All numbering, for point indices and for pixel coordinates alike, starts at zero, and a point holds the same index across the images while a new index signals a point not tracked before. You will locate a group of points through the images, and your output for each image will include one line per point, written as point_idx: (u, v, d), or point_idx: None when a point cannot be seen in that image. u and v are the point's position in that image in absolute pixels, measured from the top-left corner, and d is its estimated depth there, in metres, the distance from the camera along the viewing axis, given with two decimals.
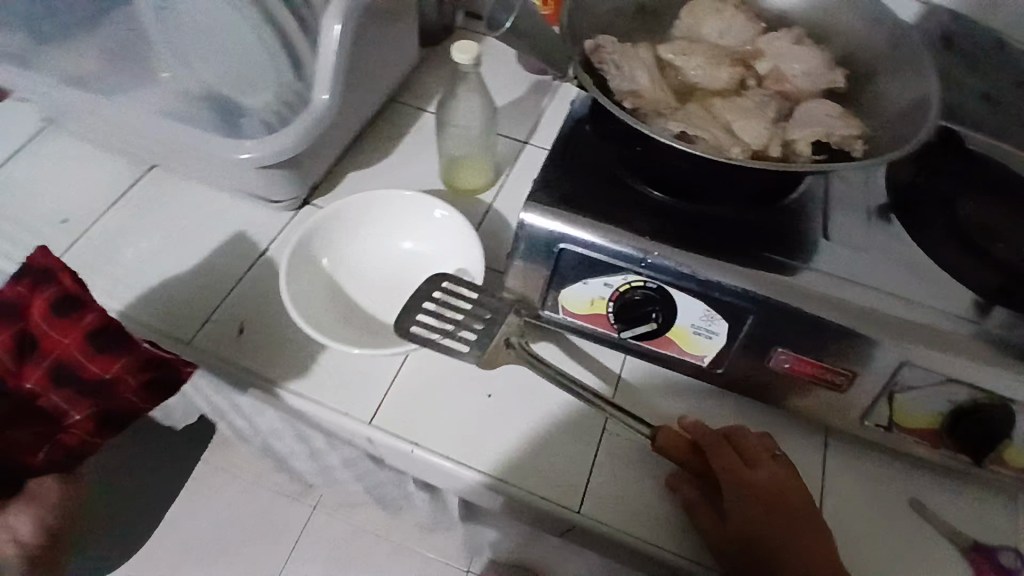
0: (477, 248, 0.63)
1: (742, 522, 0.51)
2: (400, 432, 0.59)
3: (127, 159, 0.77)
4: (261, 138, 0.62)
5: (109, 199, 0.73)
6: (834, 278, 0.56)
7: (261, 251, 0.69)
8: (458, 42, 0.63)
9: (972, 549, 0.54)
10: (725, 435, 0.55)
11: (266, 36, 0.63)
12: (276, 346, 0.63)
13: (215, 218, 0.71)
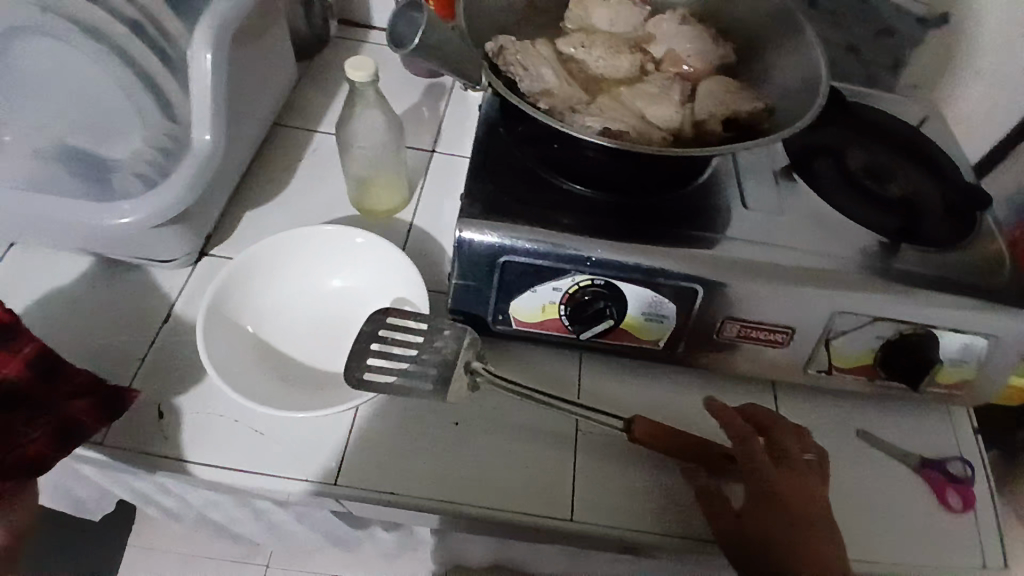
0: (414, 272, 0.59)
1: (757, 518, 0.53)
2: (370, 485, 0.56)
3: None
4: (141, 196, 0.54)
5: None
6: (759, 245, 0.59)
7: (164, 319, 0.62)
8: (353, 58, 0.58)
9: (922, 465, 0.62)
10: (760, 429, 0.58)
11: (126, 83, 0.57)
12: (208, 425, 0.57)
13: (100, 291, 0.63)
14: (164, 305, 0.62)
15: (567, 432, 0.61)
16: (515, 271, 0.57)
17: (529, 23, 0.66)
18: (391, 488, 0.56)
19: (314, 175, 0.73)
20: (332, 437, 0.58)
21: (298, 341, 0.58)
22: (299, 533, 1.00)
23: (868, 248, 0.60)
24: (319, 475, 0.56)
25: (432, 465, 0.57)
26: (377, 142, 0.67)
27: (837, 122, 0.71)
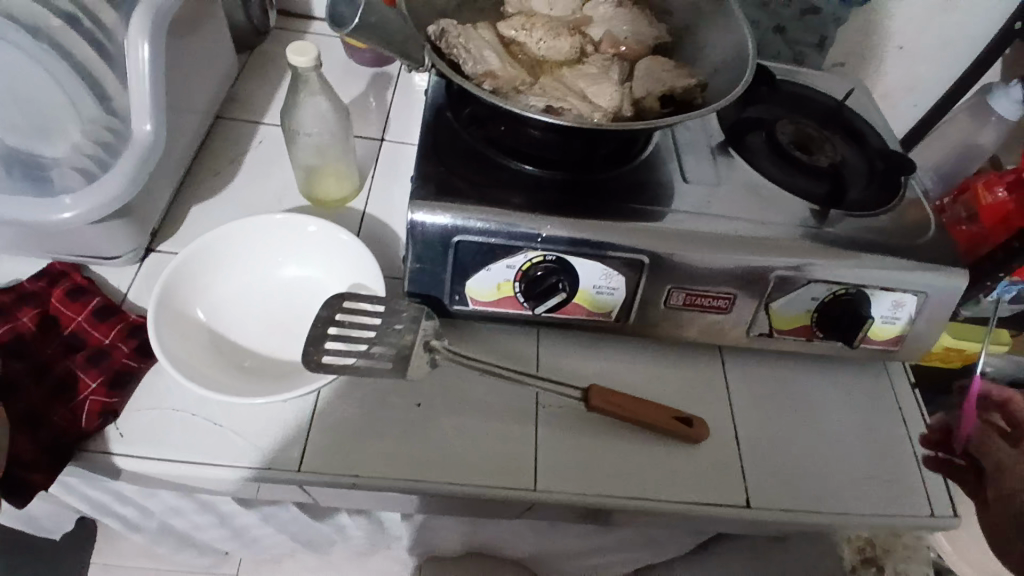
0: (368, 257, 0.59)
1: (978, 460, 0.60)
2: (336, 469, 0.56)
3: None
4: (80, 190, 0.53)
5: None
6: (703, 217, 0.62)
7: None
8: (292, 43, 0.57)
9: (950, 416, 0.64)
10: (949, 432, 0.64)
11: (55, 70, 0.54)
12: (163, 420, 0.55)
13: None
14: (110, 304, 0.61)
15: (527, 406, 0.62)
16: (469, 251, 0.58)
17: (468, 6, 0.66)
18: (356, 471, 0.56)
19: (261, 166, 0.72)
20: (293, 426, 0.57)
21: (253, 332, 0.58)
22: (267, 534, 0.99)
23: (800, 216, 0.64)
24: (284, 462, 0.56)
25: (397, 446, 0.58)
26: (323, 131, 0.66)
27: (766, 98, 0.75)
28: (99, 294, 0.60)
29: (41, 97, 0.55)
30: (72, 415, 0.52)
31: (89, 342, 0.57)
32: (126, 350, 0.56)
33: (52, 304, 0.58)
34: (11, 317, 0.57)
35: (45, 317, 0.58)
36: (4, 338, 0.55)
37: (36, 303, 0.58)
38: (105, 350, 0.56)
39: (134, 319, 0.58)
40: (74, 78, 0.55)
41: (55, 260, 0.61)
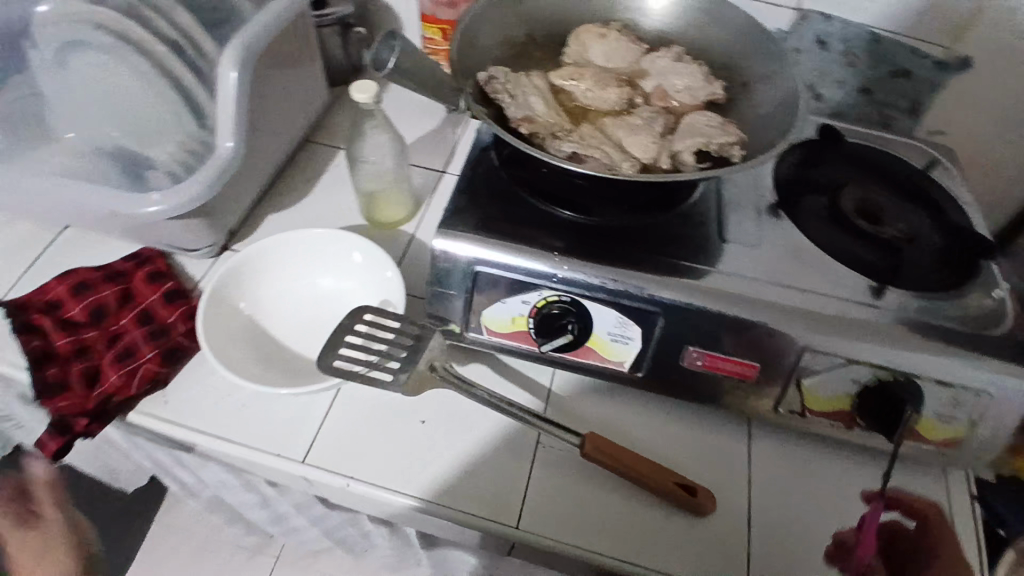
0: (396, 277, 0.64)
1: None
2: (334, 469, 0.59)
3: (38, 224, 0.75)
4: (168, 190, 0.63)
5: (16, 263, 0.72)
6: (734, 277, 0.60)
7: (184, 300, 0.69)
8: (357, 82, 0.64)
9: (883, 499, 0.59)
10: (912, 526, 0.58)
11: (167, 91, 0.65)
12: (201, 396, 0.62)
13: None
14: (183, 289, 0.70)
15: (528, 441, 0.62)
16: (487, 282, 0.61)
17: (527, 56, 0.70)
18: (352, 472, 0.59)
19: (332, 186, 0.80)
20: (306, 419, 0.62)
21: (291, 330, 0.64)
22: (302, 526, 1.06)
23: (848, 288, 0.60)
24: (290, 454, 0.60)
25: (395, 455, 0.60)
26: (383, 161, 0.73)
27: (832, 161, 0.71)
28: (172, 279, 0.69)
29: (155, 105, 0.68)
30: (128, 378, 0.61)
31: (155, 317, 0.65)
32: (182, 329, 0.64)
33: (133, 283, 0.68)
34: (101, 290, 0.67)
35: (126, 293, 0.68)
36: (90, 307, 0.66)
37: (122, 280, 0.68)
38: (166, 327, 0.64)
39: (195, 304, 0.66)
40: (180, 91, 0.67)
41: (145, 246, 0.72)
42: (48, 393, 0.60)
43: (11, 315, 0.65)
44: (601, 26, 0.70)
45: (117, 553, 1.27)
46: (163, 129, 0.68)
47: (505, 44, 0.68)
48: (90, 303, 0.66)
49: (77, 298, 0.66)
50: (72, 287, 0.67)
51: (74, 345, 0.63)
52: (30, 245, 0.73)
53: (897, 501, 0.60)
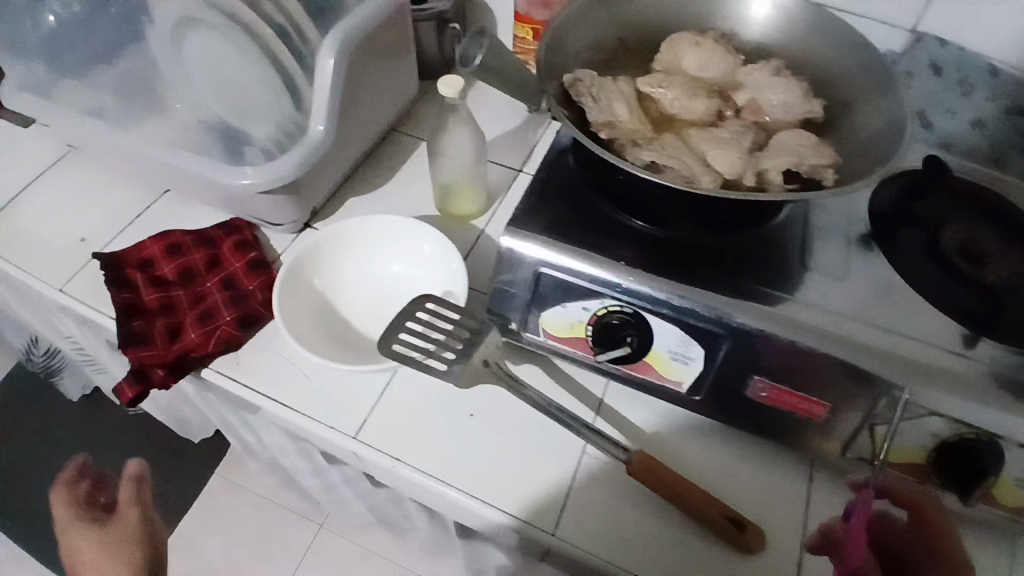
0: (462, 270, 0.65)
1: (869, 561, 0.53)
2: (383, 449, 0.61)
3: (143, 186, 0.82)
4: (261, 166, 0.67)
5: (124, 220, 0.79)
6: (811, 308, 0.56)
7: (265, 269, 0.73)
8: (444, 76, 0.65)
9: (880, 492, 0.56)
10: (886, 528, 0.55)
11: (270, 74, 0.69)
12: (269, 362, 0.66)
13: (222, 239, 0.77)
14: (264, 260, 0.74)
15: (575, 448, 0.61)
16: (549, 284, 0.60)
17: (616, 61, 0.69)
18: (401, 455, 0.61)
19: (411, 176, 0.82)
20: (364, 398, 0.64)
21: (357, 311, 0.67)
22: (347, 498, 1.10)
23: (940, 334, 0.55)
24: (343, 428, 0.62)
25: (444, 444, 0.61)
26: (461, 154, 0.74)
27: (935, 194, 0.65)
28: (256, 250, 0.73)
29: (254, 87, 0.72)
30: (207, 338, 0.65)
31: (237, 285, 0.70)
32: (260, 298, 0.68)
33: (221, 249, 0.73)
34: (192, 253, 0.72)
35: (214, 258, 0.72)
36: (181, 268, 0.70)
37: (211, 246, 0.73)
38: (246, 295, 0.68)
39: (274, 276, 0.70)
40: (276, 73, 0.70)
41: (235, 216, 0.76)
42: (133, 342, 0.64)
43: (107, 266, 0.70)
44: (696, 34, 0.68)
45: (182, 495, 1.38)
46: (261, 108, 0.72)
47: (595, 48, 0.68)
48: (181, 265, 0.71)
49: (169, 258, 0.71)
50: (166, 247, 0.72)
51: (162, 301, 0.68)
52: (137, 206, 0.80)
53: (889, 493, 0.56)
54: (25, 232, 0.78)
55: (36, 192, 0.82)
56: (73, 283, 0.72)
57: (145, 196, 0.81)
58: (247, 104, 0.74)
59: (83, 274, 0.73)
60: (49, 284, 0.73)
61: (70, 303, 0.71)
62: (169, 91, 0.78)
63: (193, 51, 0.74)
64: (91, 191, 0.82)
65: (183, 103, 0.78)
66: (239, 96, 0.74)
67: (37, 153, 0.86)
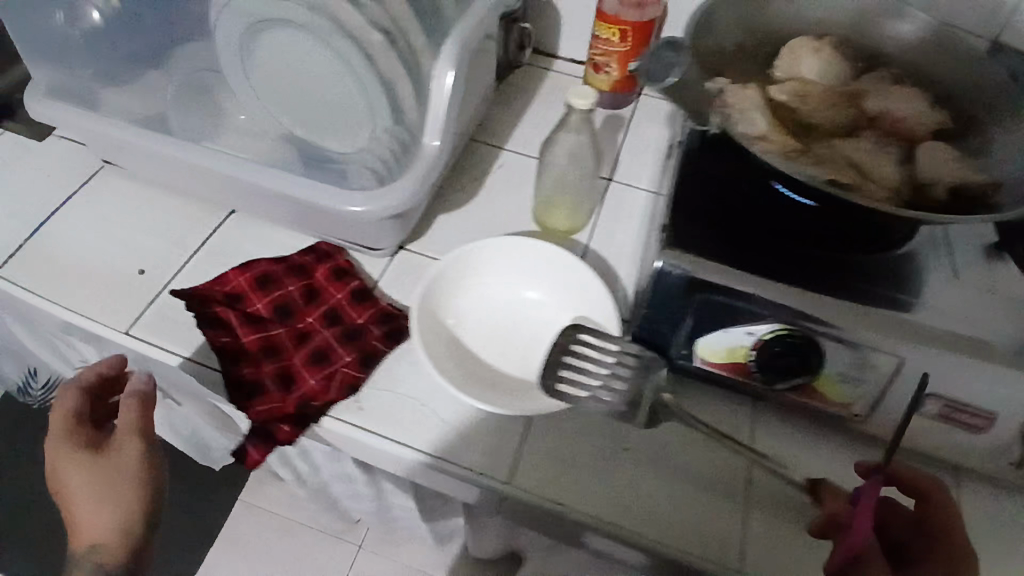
0: (604, 297, 0.62)
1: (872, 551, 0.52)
2: (543, 492, 0.57)
3: (202, 205, 0.73)
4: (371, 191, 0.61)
5: (188, 245, 0.69)
6: (974, 322, 0.56)
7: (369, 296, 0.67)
8: (575, 87, 0.60)
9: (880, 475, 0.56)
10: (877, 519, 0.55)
11: (366, 81, 0.61)
12: (398, 405, 0.60)
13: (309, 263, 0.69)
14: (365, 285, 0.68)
15: (734, 479, 0.59)
16: (711, 310, 0.56)
17: (739, 67, 0.67)
18: (561, 499, 0.57)
19: (500, 188, 0.77)
20: (507, 439, 0.59)
21: (490, 343, 0.62)
22: (404, 521, 1.05)
23: None
24: (496, 473, 0.58)
25: (604, 484, 0.58)
26: (568, 166, 0.70)
27: None
28: (356, 278, 0.66)
29: (345, 102, 0.64)
30: (329, 382, 0.59)
31: (346, 319, 0.63)
32: (376, 333, 0.62)
33: (316, 279, 0.66)
34: (286, 285, 0.64)
35: (310, 289, 0.65)
36: (278, 302, 0.63)
37: (304, 276, 0.66)
38: (361, 330, 0.62)
39: (385, 306, 0.64)
40: (373, 89, 0.61)
41: (322, 240, 0.69)
42: (247, 394, 0.57)
43: (193, 305, 0.62)
44: (813, 40, 0.67)
45: (203, 526, 1.28)
46: (350, 119, 0.64)
47: (716, 56, 0.65)
48: (277, 299, 0.63)
49: (261, 292, 0.64)
50: (254, 280, 0.64)
51: (263, 343, 0.61)
52: (197, 230, 0.71)
53: (898, 479, 0.56)
54: (67, 265, 0.67)
55: (69, 215, 0.71)
56: (142, 324, 0.63)
57: (205, 219, 0.72)
58: (329, 114, 0.65)
59: (152, 312, 0.64)
60: (112, 326, 0.63)
61: (145, 348, 0.61)
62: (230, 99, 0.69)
63: (268, 61, 0.64)
64: (138, 213, 0.72)
65: (251, 116, 0.69)
66: (320, 106, 0.66)
67: (66, 169, 0.75)
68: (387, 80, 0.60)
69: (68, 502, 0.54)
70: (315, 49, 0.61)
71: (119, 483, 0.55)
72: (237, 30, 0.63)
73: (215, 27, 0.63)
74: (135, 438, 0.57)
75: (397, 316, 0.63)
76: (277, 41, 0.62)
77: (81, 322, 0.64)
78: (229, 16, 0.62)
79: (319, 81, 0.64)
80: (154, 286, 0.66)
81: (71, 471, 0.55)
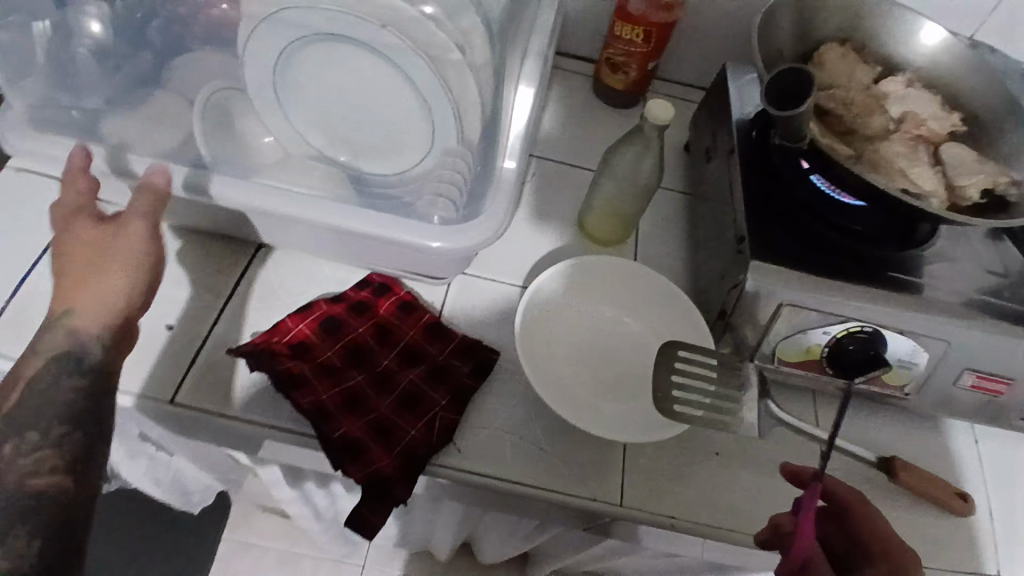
0: (684, 309, 0.64)
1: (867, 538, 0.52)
2: (654, 508, 0.56)
3: (220, 240, 0.64)
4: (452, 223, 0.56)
5: (214, 289, 0.61)
6: (1010, 306, 0.61)
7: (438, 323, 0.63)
8: (657, 104, 0.60)
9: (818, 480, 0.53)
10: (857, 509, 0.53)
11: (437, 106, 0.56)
12: (495, 441, 0.56)
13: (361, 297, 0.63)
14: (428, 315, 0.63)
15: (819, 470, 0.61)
16: (791, 316, 0.58)
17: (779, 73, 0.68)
18: (673, 513, 0.56)
19: (537, 197, 0.74)
20: (612, 462, 0.57)
21: (577, 366, 0.61)
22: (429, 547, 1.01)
23: None
24: (604, 496, 0.56)
25: (709, 492, 0.58)
26: (611, 173, 0.67)
27: None
28: (424, 310, 0.62)
29: (410, 126, 0.59)
30: (430, 428, 0.54)
31: (427, 356, 0.59)
32: (465, 368, 0.58)
33: (382, 316, 0.61)
34: (355, 327, 0.59)
35: (379, 329, 0.60)
36: (351, 348, 0.58)
37: (369, 314, 0.61)
38: (447, 367, 0.58)
39: (464, 337, 0.60)
40: (445, 110, 0.56)
41: (374, 272, 0.64)
42: (349, 455, 0.52)
43: (259, 363, 0.55)
44: (837, 45, 0.70)
45: None
46: (412, 143, 0.60)
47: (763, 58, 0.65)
48: (349, 344, 0.58)
49: (330, 338, 0.58)
50: (319, 325, 0.59)
51: (343, 394, 0.55)
52: (220, 270, 0.62)
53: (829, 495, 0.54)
54: None
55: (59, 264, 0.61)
56: (190, 388, 0.55)
57: (229, 257, 0.63)
58: (388, 137, 0.60)
59: (198, 375, 0.56)
60: (148, 393, 0.54)
61: (198, 417, 0.54)
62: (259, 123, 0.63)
63: (318, 86, 0.58)
64: None
65: (289, 142, 0.62)
66: (376, 129, 0.60)
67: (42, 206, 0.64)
68: (460, 101, 0.56)
69: (66, 286, 0.48)
70: (377, 69, 0.56)
71: (113, 257, 0.48)
72: (275, 50, 0.56)
73: (253, 52, 0.56)
74: (142, 223, 0.49)
75: (479, 347, 0.60)
76: (329, 58, 0.56)
77: None
78: (274, 40, 0.55)
79: (378, 103, 0.58)
80: (186, 340, 0.57)
81: (68, 290, 0.48)
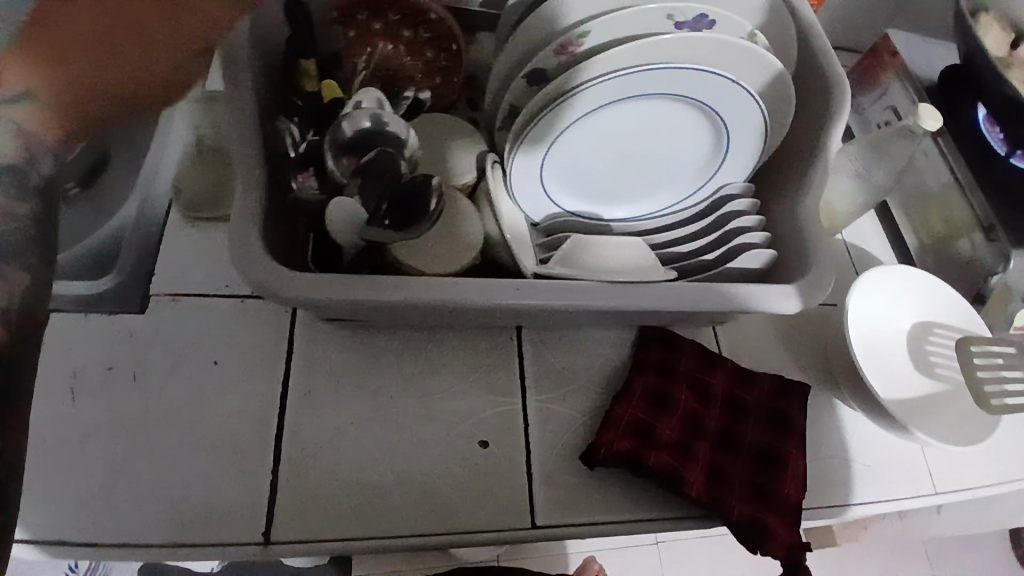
0: (943, 302, 0.66)
1: None
2: (957, 488, 0.61)
3: (477, 332, 0.58)
4: (793, 289, 0.50)
5: (503, 390, 0.56)
6: None
7: (737, 369, 0.59)
8: (930, 109, 0.59)
9: None
10: None
11: (722, 133, 0.55)
12: (823, 469, 0.59)
13: (657, 356, 0.58)
14: (723, 360, 0.60)
15: None
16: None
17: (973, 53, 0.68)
18: (975, 484, 0.62)
19: None
20: (925, 457, 0.61)
21: (882, 379, 0.62)
22: (602, 557, 1.01)
23: None
24: (909, 492, 0.60)
25: (1012, 454, 0.63)
26: (840, 175, 0.65)
27: None
28: (721, 357, 0.60)
29: (680, 174, 0.59)
30: (800, 481, 0.54)
31: (750, 404, 0.58)
32: (793, 409, 0.58)
33: (692, 375, 0.58)
34: (678, 396, 0.56)
35: (696, 389, 0.57)
36: (686, 419, 0.55)
37: (678, 378, 0.57)
38: (776, 411, 0.58)
39: (772, 375, 0.59)
40: (740, 170, 0.57)
41: (652, 326, 0.60)
42: (754, 531, 0.51)
43: (621, 462, 0.53)
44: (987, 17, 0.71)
45: None
46: (680, 167, 0.58)
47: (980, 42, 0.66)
48: (685, 415, 0.56)
49: (663, 416, 0.55)
50: (647, 404, 0.56)
51: (706, 473, 0.53)
52: (500, 365, 0.57)
53: None
54: (369, 476, 0.51)
55: (316, 409, 0.53)
56: (546, 507, 0.52)
57: (496, 352, 0.58)
58: (656, 165, 0.57)
59: (541, 491, 0.53)
60: (510, 526, 0.51)
61: (566, 533, 0.52)
62: (521, 194, 0.56)
63: (599, 131, 0.53)
64: (406, 371, 0.56)
65: (525, 201, 0.57)
66: (641, 165, 0.57)
67: (263, 344, 0.55)
68: (753, 126, 0.54)
69: None
70: (671, 102, 0.52)
71: None
72: (565, 118, 0.50)
73: (578, 92, 0.48)
74: None
75: (791, 383, 0.59)
76: (613, 108, 0.52)
77: (449, 540, 0.50)
78: (580, 78, 0.48)
79: (657, 133, 0.55)
80: (510, 458, 0.54)
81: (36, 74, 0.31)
